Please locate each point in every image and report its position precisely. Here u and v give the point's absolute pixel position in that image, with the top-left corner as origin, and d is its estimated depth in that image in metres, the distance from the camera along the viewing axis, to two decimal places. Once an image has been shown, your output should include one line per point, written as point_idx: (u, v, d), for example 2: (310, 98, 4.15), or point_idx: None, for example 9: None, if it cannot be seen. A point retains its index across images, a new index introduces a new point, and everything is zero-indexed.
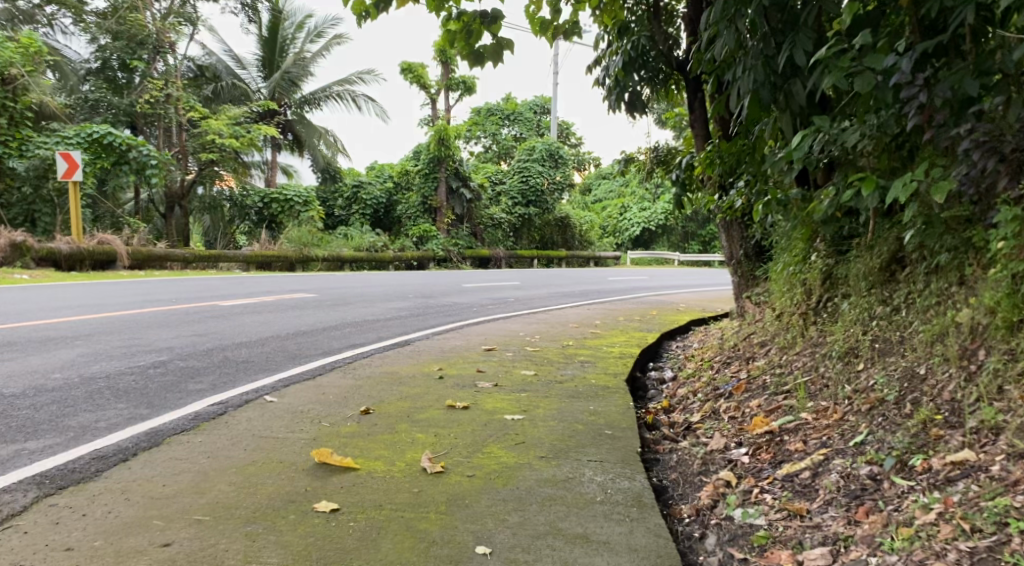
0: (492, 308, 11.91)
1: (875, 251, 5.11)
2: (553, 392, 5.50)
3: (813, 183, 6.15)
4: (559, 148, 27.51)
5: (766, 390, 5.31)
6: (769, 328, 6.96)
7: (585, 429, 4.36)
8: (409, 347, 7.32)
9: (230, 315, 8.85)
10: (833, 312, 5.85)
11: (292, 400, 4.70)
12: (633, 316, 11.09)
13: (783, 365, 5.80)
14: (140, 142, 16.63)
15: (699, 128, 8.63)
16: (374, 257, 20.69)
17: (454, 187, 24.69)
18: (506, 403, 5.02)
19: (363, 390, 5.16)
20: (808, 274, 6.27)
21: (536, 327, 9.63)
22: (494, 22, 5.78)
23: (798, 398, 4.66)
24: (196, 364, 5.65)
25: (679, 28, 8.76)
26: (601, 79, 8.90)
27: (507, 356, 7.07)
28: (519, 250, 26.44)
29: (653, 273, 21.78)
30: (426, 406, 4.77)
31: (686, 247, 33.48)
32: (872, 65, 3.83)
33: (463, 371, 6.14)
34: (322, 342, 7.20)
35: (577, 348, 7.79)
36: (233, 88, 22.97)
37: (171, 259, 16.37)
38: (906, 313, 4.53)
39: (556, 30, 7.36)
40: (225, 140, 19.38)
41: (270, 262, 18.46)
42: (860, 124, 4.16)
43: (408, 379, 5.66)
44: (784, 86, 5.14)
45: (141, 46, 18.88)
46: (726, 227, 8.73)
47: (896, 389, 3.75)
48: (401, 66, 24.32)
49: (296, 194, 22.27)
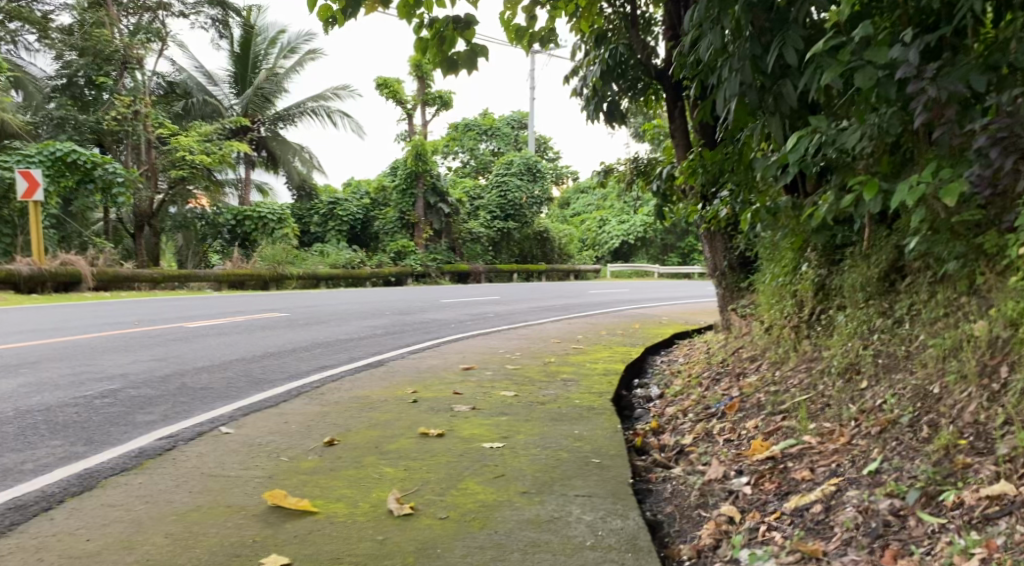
0: (471, 324, 11.56)
1: (872, 260, 4.86)
2: (535, 415, 5.15)
3: (803, 190, 5.89)
4: (537, 162, 27.29)
5: (761, 410, 4.99)
6: (759, 342, 6.66)
7: (570, 457, 4.01)
8: (382, 368, 6.93)
9: (195, 337, 8.43)
10: (827, 325, 5.57)
11: (250, 431, 4.31)
12: (615, 330, 10.78)
13: (777, 382, 5.49)
14: (105, 158, 16.18)
15: (679, 138, 8.38)
16: (351, 275, 20.33)
17: (431, 202, 24.35)
18: (484, 429, 4.66)
19: (329, 418, 4.78)
20: (801, 284, 6.03)
21: (516, 343, 9.29)
22: (468, 28, 5.46)
23: (798, 418, 4.34)
24: (150, 392, 5.24)
25: (657, 39, 8.55)
26: (579, 89, 8.59)
27: (486, 375, 6.71)
28: (498, 264, 26.13)
29: (635, 286, 21.49)
30: (398, 434, 4.39)
31: (665, 260, 33.32)
32: (870, 60, 3.55)
33: (439, 394, 5.77)
34: (289, 364, 6.81)
35: (560, 365, 7.46)
36: (204, 104, 22.62)
37: (138, 279, 15.88)
38: (911, 326, 4.24)
39: (533, 37, 7.06)
40: (195, 156, 18.96)
41: (243, 281, 17.98)
42: (859, 124, 3.89)
43: (380, 404, 5.28)
44: (773, 87, 4.88)
45: (108, 62, 18.40)
46: (709, 237, 8.44)
47: (909, 410, 3.44)
48: (376, 82, 24.01)
49: (269, 211, 21.97)
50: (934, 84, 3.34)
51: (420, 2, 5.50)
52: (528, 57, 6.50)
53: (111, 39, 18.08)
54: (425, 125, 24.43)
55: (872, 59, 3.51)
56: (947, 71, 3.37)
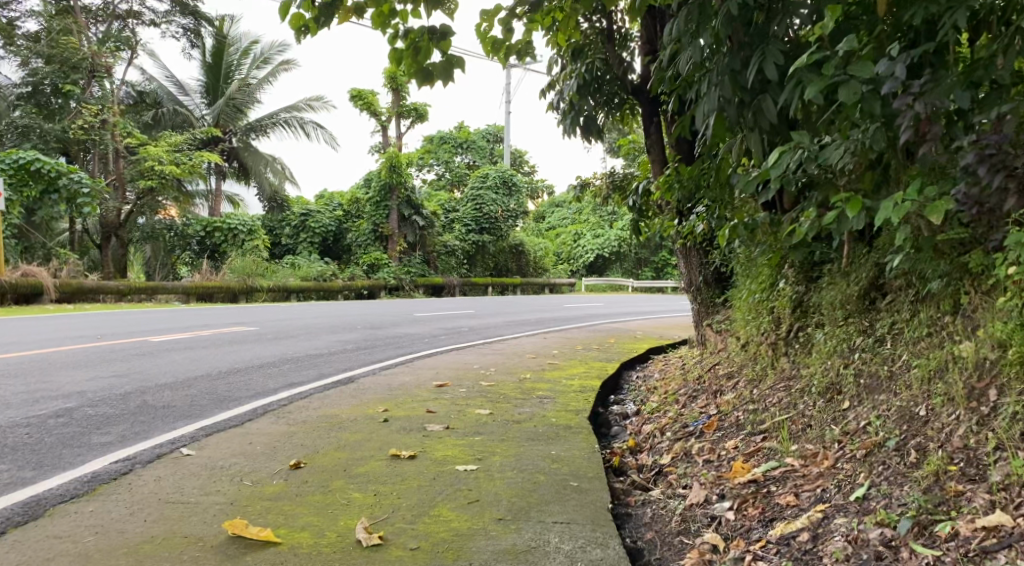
0: (445, 338, 11.39)
1: (852, 278, 4.80)
2: (510, 435, 5.00)
3: (780, 206, 5.82)
4: (512, 176, 27.16)
5: (741, 429, 4.90)
6: (735, 359, 6.59)
7: (547, 481, 3.87)
8: (352, 385, 6.74)
9: (159, 353, 8.17)
10: (805, 342, 5.50)
11: (212, 452, 4.11)
12: (590, 345, 10.66)
13: (755, 400, 5.41)
14: (71, 168, 15.81)
15: (656, 153, 8.33)
16: (323, 287, 20.08)
17: (406, 215, 24.20)
18: (459, 450, 4.51)
19: (296, 438, 4.60)
20: (777, 301, 5.97)
21: (490, 358, 9.15)
22: (444, 39, 5.34)
23: (780, 438, 4.25)
24: (108, 410, 5.02)
25: (633, 54, 8.51)
26: (555, 103, 8.51)
27: (460, 392, 6.56)
28: (473, 278, 25.98)
29: (609, 301, 21.44)
30: (368, 456, 4.22)
31: (639, 274, 33.38)
32: (856, 75, 3.49)
33: (411, 413, 5.60)
34: (255, 381, 6.60)
35: (535, 382, 7.31)
36: (175, 114, 22.30)
37: (103, 291, 15.52)
38: (893, 345, 4.17)
39: (509, 49, 6.97)
40: (164, 166, 18.64)
41: (212, 294, 17.65)
42: (842, 140, 3.82)
43: (349, 424, 5.11)
44: (752, 102, 4.80)
45: (76, 71, 17.85)
46: (684, 252, 8.38)
47: (896, 432, 3.37)
48: (351, 93, 23.84)
49: (240, 223, 21.72)
50: (922, 98, 3.28)
51: (395, 13, 5.35)
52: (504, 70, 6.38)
53: (78, 47, 17.71)
54: (400, 137, 24.26)
55: (857, 74, 3.45)
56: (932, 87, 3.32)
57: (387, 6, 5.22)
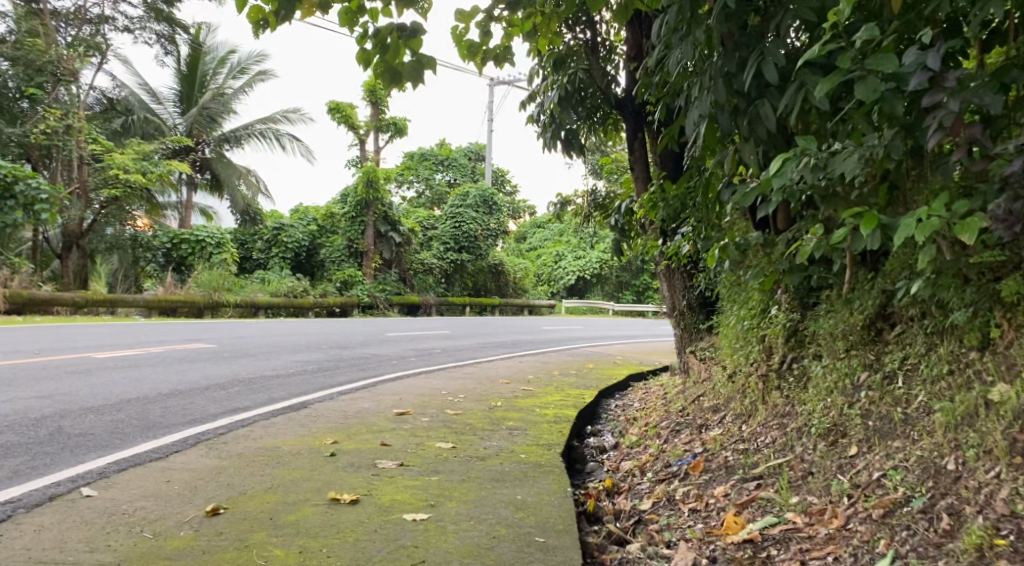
0: (414, 360, 10.82)
1: (858, 305, 4.33)
2: (472, 475, 4.43)
3: (774, 227, 5.36)
4: (493, 195, 26.67)
5: (730, 472, 4.40)
6: (721, 391, 6.10)
7: (508, 536, 3.30)
8: (303, 412, 6.14)
9: (99, 371, 7.52)
10: (800, 375, 5.02)
11: (115, 492, 3.53)
12: (568, 370, 10.11)
13: (745, 439, 4.93)
14: (29, 173, 15.13)
15: (639, 171, 7.84)
16: (293, 304, 19.44)
17: (381, 231, 23.69)
18: (411, 493, 3.95)
19: (223, 476, 4.03)
20: (770, 329, 5.49)
21: (461, 382, 8.58)
22: (414, 37, 4.79)
23: (778, 486, 3.74)
24: (13, 439, 4.42)
25: (617, 67, 8.06)
26: (536, 116, 8.05)
27: (423, 421, 6.00)
28: (450, 297, 25.40)
29: (590, 324, 20.86)
30: (301, 501, 3.65)
31: (620, 297, 32.87)
32: (876, 68, 3.02)
33: (363, 446, 5.02)
34: (195, 406, 5.99)
35: (506, 411, 6.73)
36: (146, 122, 21.52)
37: (57, 303, 14.84)
38: (906, 382, 3.69)
39: (487, 54, 6.42)
40: (130, 176, 18.03)
41: (176, 308, 16.93)
42: (855, 146, 3.32)
43: (290, 460, 4.53)
44: (749, 108, 4.32)
45: (40, 74, 17.14)
46: (668, 274, 7.90)
47: (922, 490, 2.98)
48: (328, 106, 23.29)
49: (208, 235, 21.03)
50: (956, 95, 2.80)
51: (363, 10, 4.73)
52: (480, 77, 5.82)
53: (44, 49, 16.98)
54: (378, 151, 23.74)
55: (877, 68, 2.98)
56: (966, 83, 2.84)
57: (355, 1, 4.61)
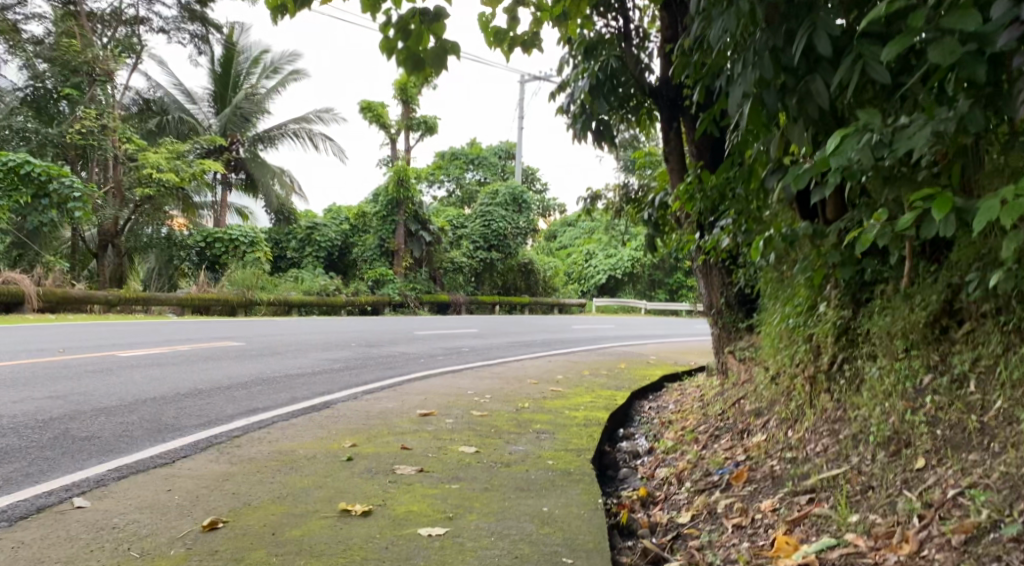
0: (442, 359, 10.54)
1: (920, 300, 3.94)
2: (494, 483, 4.11)
3: (825, 216, 4.97)
4: (524, 192, 26.35)
5: (778, 485, 4.02)
6: (765, 394, 5.72)
7: (532, 555, 3.00)
8: (323, 413, 5.87)
9: (119, 369, 7.35)
10: (853, 377, 4.63)
11: (109, 504, 3.29)
12: (599, 370, 9.75)
13: (793, 446, 4.56)
14: (63, 171, 15.13)
15: (674, 162, 7.46)
16: (325, 303, 19.37)
17: (412, 230, 23.53)
18: (428, 504, 3.64)
19: (228, 484, 3.78)
20: (819, 326, 5.10)
21: (488, 382, 8.28)
22: (437, 21, 4.50)
23: (834, 501, 3.38)
24: (14, 444, 4.21)
25: (651, 54, 7.70)
26: (566, 106, 7.71)
27: (447, 424, 5.69)
28: (481, 296, 25.20)
29: (621, 323, 20.50)
30: (310, 513, 3.37)
31: (653, 296, 32.36)
32: (955, 26, 2.64)
33: (381, 450, 4.73)
34: (211, 406, 5.76)
35: (534, 413, 6.40)
36: (180, 122, 21.57)
37: (88, 301, 14.86)
38: (979, 386, 3.32)
39: (514, 40, 5.94)
40: (163, 174, 17.97)
41: (208, 306, 16.90)
42: (926, 118, 2.93)
43: (303, 465, 4.26)
44: (798, 85, 3.94)
45: (75, 73, 17.17)
46: (705, 270, 7.51)
47: (1012, 515, 2.64)
48: (360, 105, 23.19)
49: (241, 234, 20.95)
50: None
51: None
52: (508, 64, 5.46)
53: (81, 50, 16.92)
54: (409, 150, 23.60)
55: (956, 26, 2.60)
56: None
57: None
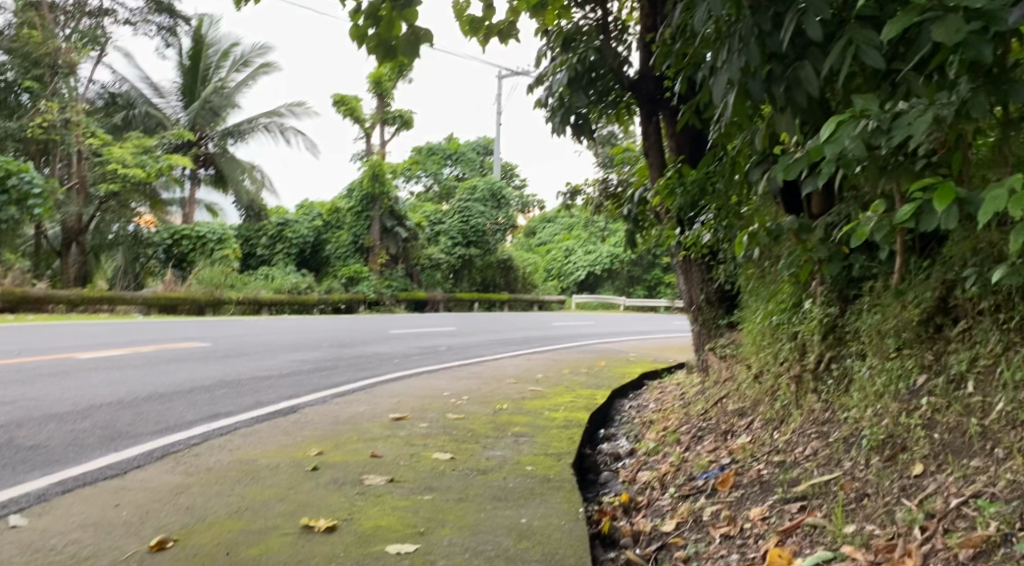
0: (418, 358, 10.28)
1: (914, 297, 3.78)
2: (469, 493, 3.88)
3: (810, 210, 4.81)
4: (501, 188, 26.07)
5: (767, 491, 3.85)
6: (748, 394, 5.56)
7: None
8: (290, 418, 5.61)
9: (76, 372, 7.02)
10: (841, 377, 4.48)
11: (48, 523, 3.03)
12: (579, 368, 9.56)
13: (780, 448, 4.40)
14: (23, 167, 14.71)
15: (654, 157, 7.27)
16: (297, 301, 18.99)
17: (388, 226, 23.19)
18: (398, 517, 3.41)
19: (183, 496, 3.54)
20: (804, 324, 4.95)
21: (465, 382, 8.05)
22: (408, 7, 4.24)
23: (829, 510, 3.22)
24: None
25: (630, 47, 7.51)
26: (543, 99, 7.48)
27: (421, 428, 5.46)
28: (458, 293, 24.92)
29: (599, 320, 20.35)
30: (269, 529, 3.13)
31: (631, 292, 32.26)
32: (959, 3, 2.45)
33: (351, 458, 4.49)
34: (171, 412, 5.48)
35: (512, 414, 6.19)
36: (147, 116, 21.05)
37: (50, 300, 14.42)
38: (978, 388, 3.18)
39: (491, 29, 5.67)
40: (129, 169, 17.48)
41: (176, 305, 16.48)
42: (927, 104, 2.76)
43: (264, 475, 4.01)
44: (786, 72, 3.75)
45: (37, 65, 16.68)
46: (685, 266, 7.33)
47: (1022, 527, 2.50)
48: (334, 98, 22.80)
49: (210, 231, 20.43)
50: None
51: None
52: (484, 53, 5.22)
53: (42, 41, 16.40)
54: (384, 145, 23.25)
55: None
56: None
57: None
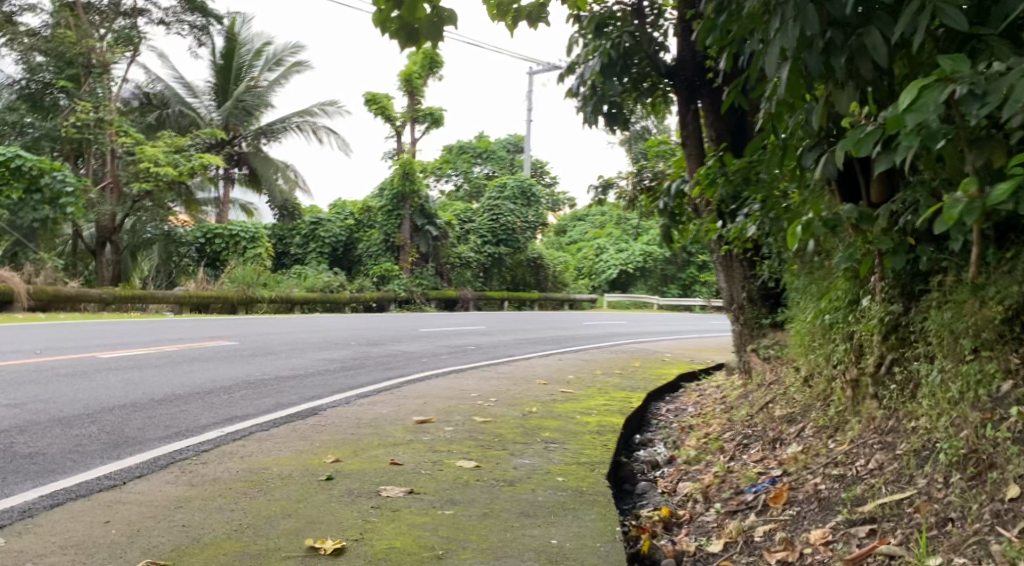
0: (446, 358, 9.95)
1: (998, 293, 3.34)
2: (495, 508, 3.53)
3: (869, 199, 4.37)
4: (533, 185, 25.68)
5: (827, 510, 3.44)
6: (799, 399, 5.13)
7: None
8: (309, 422, 5.32)
9: (94, 373, 6.81)
10: (906, 382, 4.04)
11: (26, 546, 2.79)
12: (612, 369, 9.15)
13: (839, 458, 3.98)
14: (55, 166, 14.62)
15: (692, 147, 6.84)
16: (329, 299, 18.85)
17: (419, 224, 23.00)
18: (415, 537, 3.07)
19: (181, 510, 3.26)
20: (862, 324, 4.50)
21: (494, 383, 7.70)
22: None
23: (914, 541, 2.81)
24: None
25: (664, 32, 7.07)
26: (575, 88, 7.06)
27: (446, 432, 5.13)
28: (489, 292, 24.63)
29: (632, 318, 19.86)
30: (270, 552, 2.83)
31: (664, 291, 31.69)
32: None
33: (368, 466, 4.16)
34: (185, 415, 5.21)
35: (543, 418, 5.83)
36: (180, 116, 21.02)
37: (83, 299, 14.40)
38: None
39: (520, 12, 5.27)
40: (161, 168, 17.26)
41: (207, 304, 16.41)
42: None
43: (274, 486, 3.71)
44: (849, 40, 3.31)
45: (71, 66, 16.63)
46: (725, 262, 6.89)
47: None
48: (365, 97, 22.61)
49: (242, 229, 20.38)
50: None
51: None
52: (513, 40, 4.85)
53: (76, 40, 16.36)
54: (414, 143, 23.02)
55: None
56: None
57: None
